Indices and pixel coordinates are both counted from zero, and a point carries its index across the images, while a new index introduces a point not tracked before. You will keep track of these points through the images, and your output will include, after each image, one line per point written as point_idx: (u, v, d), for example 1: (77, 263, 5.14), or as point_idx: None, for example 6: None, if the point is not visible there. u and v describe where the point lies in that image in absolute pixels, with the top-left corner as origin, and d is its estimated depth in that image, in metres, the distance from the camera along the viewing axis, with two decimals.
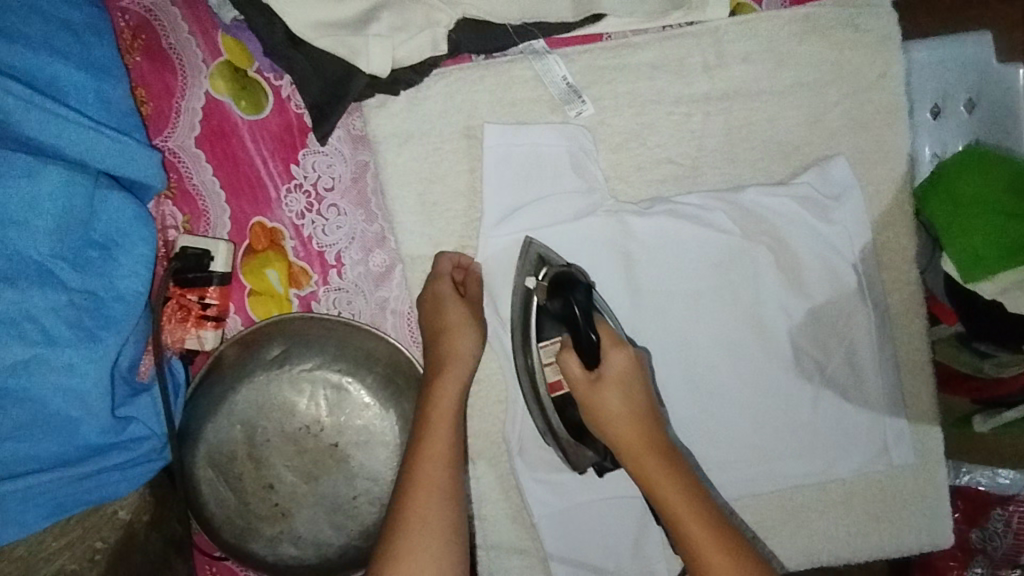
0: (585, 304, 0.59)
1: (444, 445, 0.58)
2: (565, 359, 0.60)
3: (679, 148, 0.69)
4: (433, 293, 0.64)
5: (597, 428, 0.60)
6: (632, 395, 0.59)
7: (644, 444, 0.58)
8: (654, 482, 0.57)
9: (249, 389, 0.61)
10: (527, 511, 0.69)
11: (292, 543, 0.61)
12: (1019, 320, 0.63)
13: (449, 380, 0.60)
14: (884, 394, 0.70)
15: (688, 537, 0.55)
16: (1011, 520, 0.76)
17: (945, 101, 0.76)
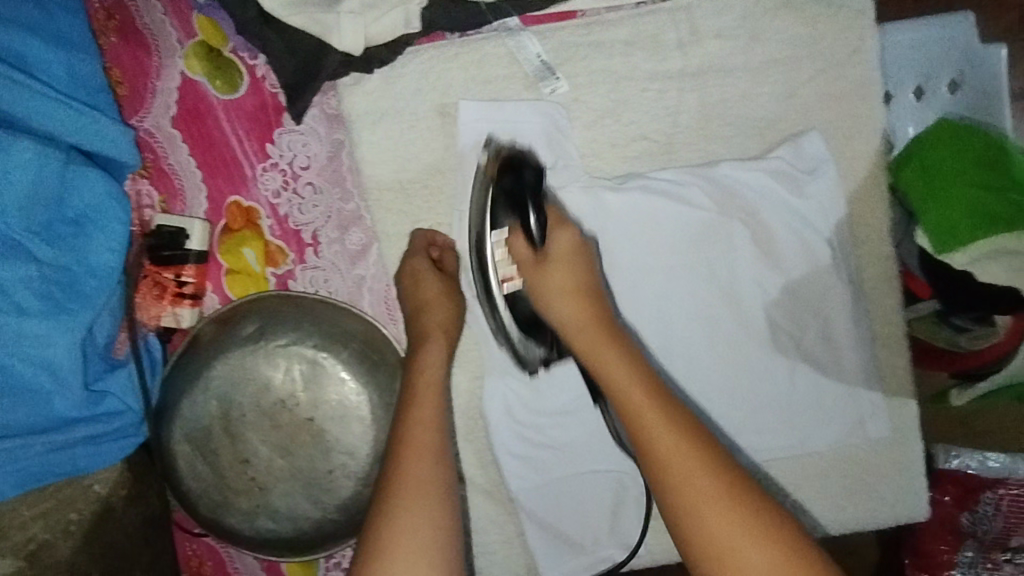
0: (531, 185, 0.61)
1: (434, 411, 0.56)
2: (513, 242, 0.59)
3: (654, 125, 0.69)
4: (411, 269, 0.65)
5: (542, 305, 0.56)
6: (583, 281, 0.56)
7: (598, 329, 0.54)
8: (605, 369, 0.52)
9: (225, 365, 0.62)
10: (504, 485, 0.70)
11: (269, 516, 0.62)
12: (991, 291, 0.63)
13: (433, 348, 0.60)
14: (860, 368, 0.71)
15: (642, 427, 0.49)
16: (1001, 504, 0.71)
17: (927, 82, 0.79)
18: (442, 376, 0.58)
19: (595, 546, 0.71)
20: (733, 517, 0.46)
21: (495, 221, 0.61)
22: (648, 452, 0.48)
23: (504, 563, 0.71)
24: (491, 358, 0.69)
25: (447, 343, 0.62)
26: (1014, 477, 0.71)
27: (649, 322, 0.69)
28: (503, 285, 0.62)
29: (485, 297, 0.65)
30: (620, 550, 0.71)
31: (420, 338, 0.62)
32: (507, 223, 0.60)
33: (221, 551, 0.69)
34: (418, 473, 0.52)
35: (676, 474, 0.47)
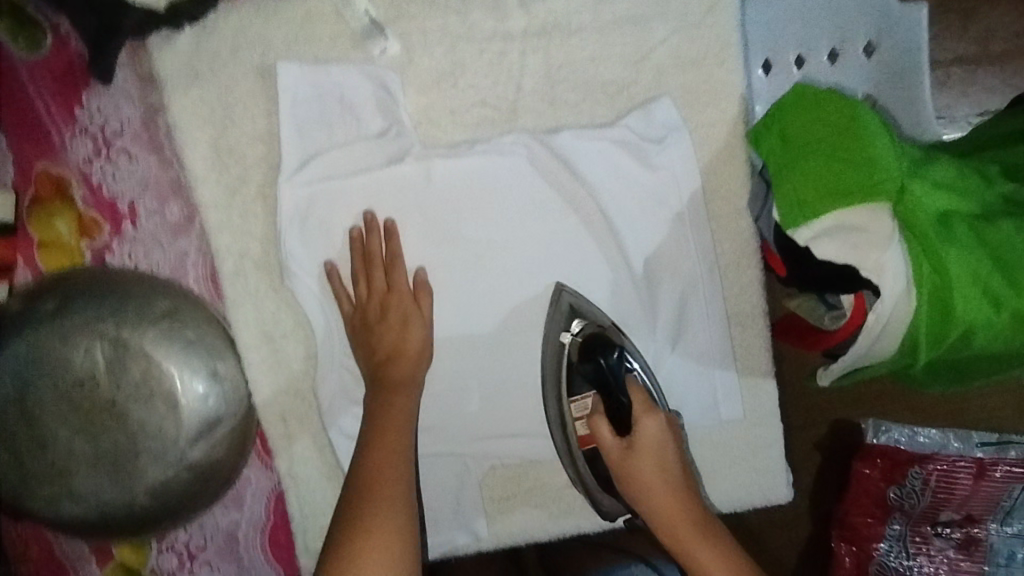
0: (618, 367, 0.64)
1: (400, 454, 0.60)
2: (596, 426, 0.63)
3: (495, 90, 0.66)
4: (400, 312, 0.63)
5: (630, 496, 0.62)
6: (671, 481, 0.61)
7: (682, 519, 0.60)
8: (689, 548, 0.59)
9: (20, 344, 0.59)
10: (340, 470, 0.68)
11: (72, 501, 0.60)
12: (830, 269, 0.60)
13: (401, 397, 0.62)
14: (713, 348, 0.69)
15: (691, 555, 0.59)
16: (927, 478, 0.82)
17: (843, 45, 0.71)
18: (411, 429, 0.61)
19: (438, 530, 0.69)
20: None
21: (575, 387, 0.66)
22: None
23: None
24: (322, 336, 0.66)
25: (411, 389, 0.62)
26: (937, 453, 0.83)
27: (490, 293, 0.66)
28: (581, 443, 0.67)
29: (551, 387, 0.66)
30: (464, 534, 0.70)
31: (392, 386, 0.62)
32: (586, 393, 0.65)
33: (45, 534, 0.67)
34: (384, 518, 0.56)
35: None
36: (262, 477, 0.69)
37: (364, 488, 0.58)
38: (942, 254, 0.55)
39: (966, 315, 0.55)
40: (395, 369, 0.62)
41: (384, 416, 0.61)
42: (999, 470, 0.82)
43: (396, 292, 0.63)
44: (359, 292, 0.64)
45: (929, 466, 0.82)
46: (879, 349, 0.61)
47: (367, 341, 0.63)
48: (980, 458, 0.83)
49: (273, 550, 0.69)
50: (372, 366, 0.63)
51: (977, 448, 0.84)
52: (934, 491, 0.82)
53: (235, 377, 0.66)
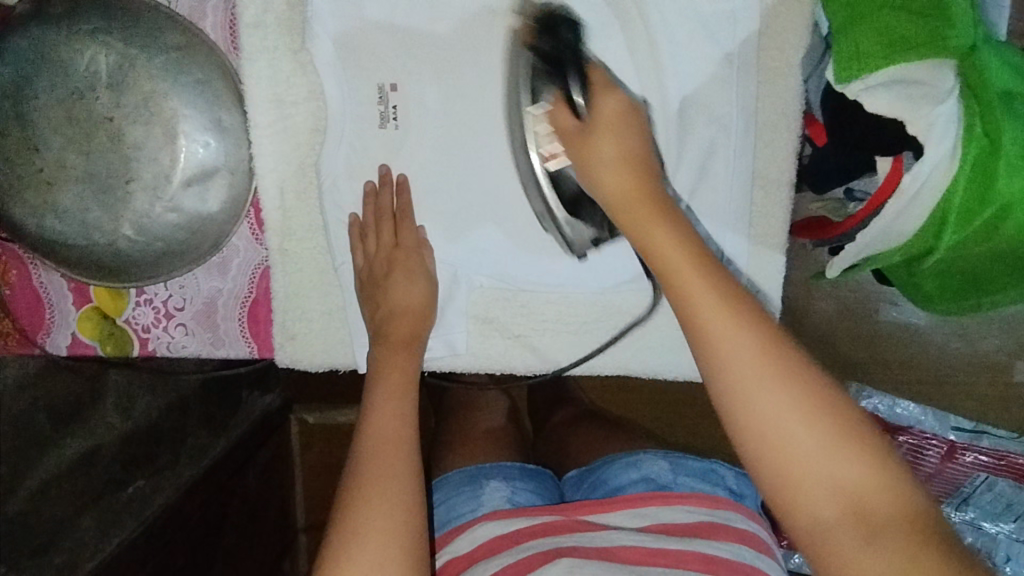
0: (571, 43, 0.60)
1: (400, 408, 0.57)
2: (556, 112, 0.56)
3: None
4: (406, 265, 0.64)
5: (593, 182, 0.55)
6: (626, 149, 0.55)
7: (640, 197, 0.52)
8: (646, 229, 0.50)
9: (27, 42, 0.56)
10: (330, 255, 0.67)
11: (56, 216, 0.58)
12: (869, 120, 0.57)
13: (404, 356, 0.62)
14: (730, 208, 0.66)
15: (675, 290, 0.46)
16: (897, 449, 0.86)
17: None
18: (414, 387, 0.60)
19: None
20: (790, 398, 0.41)
21: (537, 92, 0.59)
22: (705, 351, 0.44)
23: (321, 334, 0.69)
24: (334, 111, 0.63)
25: (415, 347, 0.63)
26: (913, 426, 0.87)
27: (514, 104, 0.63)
28: (546, 160, 0.60)
29: (531, 179, 0.62)
30: (442, 347, 0.69)
31: (394, 344, 0.62)
32: (550, 95, 0.58)
33: (27, 260, 0.66)
34: (384, 494, 0.50)
35: (751, 394, 0.42)
36: (251, 248, 0.67)
37: (363, 461, 0.53)
38: (1002, 122, 0.52)
39: (1009, 189, 0.53)
40: (402, 326, 0.63)
41: (386, 368, 0.60)
42: (970, 455, 0.85)
43: (403, 247, 0.64)
44: (370, 248, 0.65)
45: (900, 437, 0.87)
46: (904, 224, 0.58)
47: (378, 296, 0.64)
48: (952, 440, 0.86)
49: (250, 326, 0.69)
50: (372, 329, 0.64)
51: (951, 430, 0.86)
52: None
53: (238, 132, 0.63)
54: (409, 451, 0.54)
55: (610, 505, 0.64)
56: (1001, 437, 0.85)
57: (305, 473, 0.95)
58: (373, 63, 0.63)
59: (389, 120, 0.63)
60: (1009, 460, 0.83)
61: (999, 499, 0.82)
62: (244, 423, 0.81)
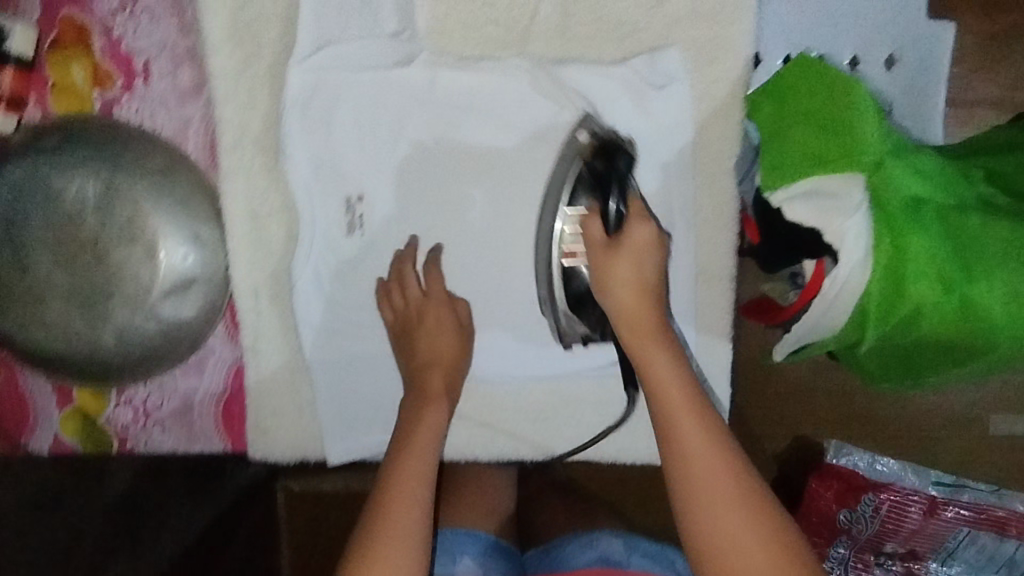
0: (617, 169, 0.66)
1: (422, 468, 0.63)
2: (587, 222, 0.63)
3: (510, 10, 0.67)
4: (434, 317, 0.68)
5: (604, 292, 0.61)
6: (640, 270, 0.61)
7: (643, 315, 0.60)
8: (646, 356, 0.59)
9: (18, 170, 0.62)
10: (301, 354, 0.70)
11: (41, 328, 0.63)
12: (799, 232, 0.61)
13: (438, 406, 0.67)
14: (675, 300, 0.71)
15: (648, 379, 0.58)
16: (879, 506, 0.86)
17: (865, 56, 0.79)
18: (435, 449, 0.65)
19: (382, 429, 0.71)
20: (722, 484, 0.53)
21: (576, 196, 0.65)
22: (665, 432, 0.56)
23: (291, 427, 0.72)
24: (304, 222, 0.68)
25: (450, 397, 0.68)
26: (893, 483, 0.87)
27: (474, 214, 0.68)
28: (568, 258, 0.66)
29: (559, 179, 0.67)
30: None
31: (430, 394, 0.67)
32: (585, 203, 0.64)
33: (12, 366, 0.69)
34: (397, 552, 0.58)
35: (696, 482, 0.53)
36: (226, 348, 0.71)
37: (375, 520, 0.59)
38: (905, 232, 0.58)
39: (917, 293, 0.58)
40: (434, 378, 0.68)
41: (416, 424, 0.66)
42: (950, 510, 0.85)
43: (433, 301, 0.69)
44: (397, 303, 0.69)
45: (882, 494, 0.86)
46: (833, 316, 0.62)
47: (406, 347, 0.69)
48: (933, 495, 0.86)
49: (224, 422, 0.72)
50: (410, 371, 0.69)
51: (931, 484, 0.87)
52: (883, 520, 0.86)
53: (215, 244, 0.68)
54: (418, 507, 0.61)
55: None
56: (981, 491, 0.86)
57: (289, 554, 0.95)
58: (342, 179, 0.68)
59: (356, 228, 0.69)
60: (989, 513, 0.85)
61: (981, 550, 0.84)
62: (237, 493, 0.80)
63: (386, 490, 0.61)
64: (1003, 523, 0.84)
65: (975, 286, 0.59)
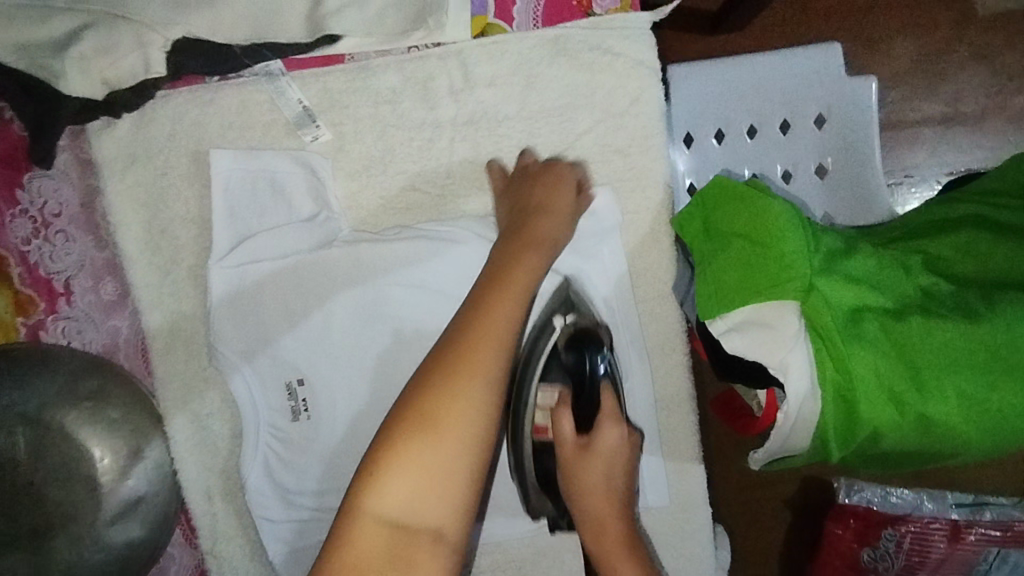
0: (592, 363, 0.67)
1: (515, 303, 0.54)
2: (560, 420, 0.64)
3: (425, 175, 0.69)
4: (550, 181, 0.65)
5: (573, 494, 0.63)
6: (608, 471, 0.64)
7: (607, 521, 0.62)
8: (608, 551, 0.61)
9: None
10: (263, 549, 0.68)
11: None
12: (737, 362, 0.61)
13: (532, 254, 0.58)
14: (639, 431, 0.70)
15: (603, 556, 0.61)
16: (900, 540, 0.83)
17: (795, 117, 0.81)
18: (534, 286, 0.57)
19: None
20: None
21: (549, 378, 0.66)
22: (591, 527, 0.63)
23: None
24: (247, 413, 0.67)
25: (546, 250, 0.60)
26: (910, 514, 0.84)
27: None
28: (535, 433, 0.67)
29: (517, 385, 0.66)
30: None
31: (534, 241, 0.60)
32: (558, 390, 0.66)
33: None
34: (446, 446, 0.46)
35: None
36: (186, 554, 0.69)
37: (469, 321, 0.52)
38: (847, 357, 0.57)
39: (871, 417, 0.57)
40: (540, 222, 0.61)
41: (511, 264, 0.57)
42: (974, 533, 0.82)
43: (550, 171, 0.66)
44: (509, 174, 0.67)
45: (901, 528, 0.83)
46: (793, 444, 0.60)
47: (514, 201, 0.64)
48: (955, 520, 0.83)
49: None
50: (514, 216, 0.63)
51: (951, 509, 0.84)
52: (908, 554, 0.83)
53: (160, 452, 0.67)
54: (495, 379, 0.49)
55: None
56: (1003, 507, 0.83)
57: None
58: (280, 364, 0.67)
59: (301, 412, 0.67)
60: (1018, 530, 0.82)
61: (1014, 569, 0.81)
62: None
63: (484, 296, 0.53)
64: None
65: (929, 400, 0.57)
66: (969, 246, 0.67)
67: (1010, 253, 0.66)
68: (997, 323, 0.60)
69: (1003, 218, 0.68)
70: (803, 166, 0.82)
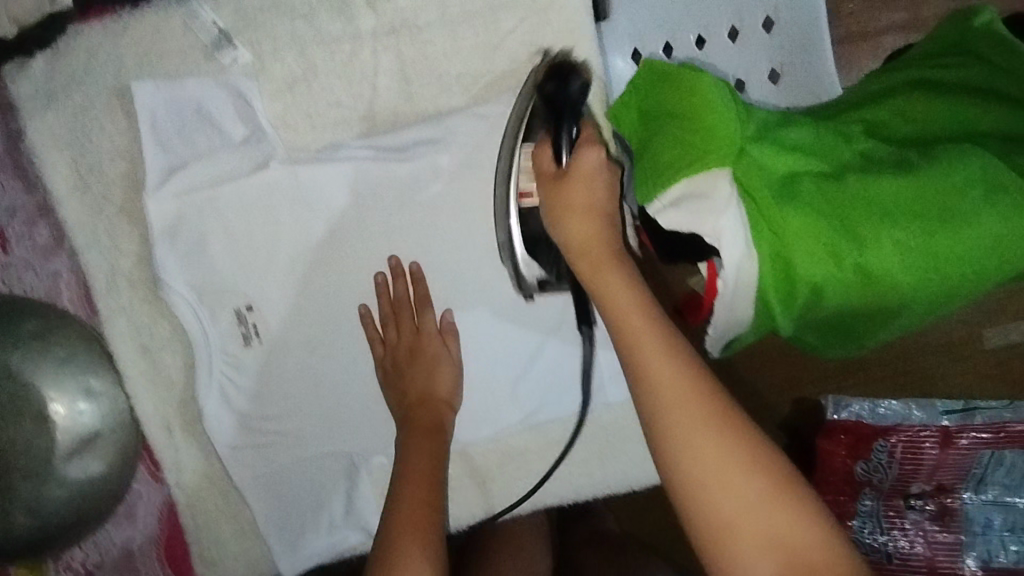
0: (573, 90, 0.60)
1: (426, 491, 0.59)
2: (540, 153, 0.56)
3: (351, 90, 0.67)
4: (430, 354, 0.67)
5: (555, 223, 0.53)
6: (594, 185, 0.52)
7: (599, 245, 0.51)
8: (601, 282, 0.50)
9: None
10: (229, 477, 0.69)
11: None
12: (671, 235, 0.61)
13: (432, 440, 0.64)
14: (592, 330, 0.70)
15: (634, 349, 0.46)
16: (892, 451, 0.87)
17: (742, 23, 0.78)
18: (440, 472, 0.62)
19: (331, 530, 0.70)
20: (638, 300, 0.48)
21: (531, 131, 0.59)
22: (619, 328, 0.48)
23: (240, 552, 0.70)
24: (198, 344, 0.67)
25: (442, 433, 0.65)
26: (899, 425, 0.87)
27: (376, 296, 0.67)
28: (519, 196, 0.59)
29: (508, 250, 0.63)
30: (358, 532, 0.70)
31: (423, 430, 0.64)
32: (540, 133, 0.58)
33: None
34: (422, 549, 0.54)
35: (652, 369, 0.45)
36: (152, 489, 0.69)
37: (395, 527, 0.55)
38: (781, 215, 0.56)
39: (808, 273, 0.57)
40: (427, 414, 0.65)
41: (411, 453, 0.62)
42: (966, 437, 0.85)
43: (427, 334, 0.67)
44: (389, 335, 0.67)
45: (891, 438, 0.87)
46: (736, 314, 0.61)
47: (399, 384, 0.66)
48: (945, 426, 0.86)
49: (171, 564, 0.70)
50: (404, 410, 0.66)
51: (942, 416, 0.86)
52: (900, 463, 0.87)
53: (112, 393, 0.67)
54: (434, 529, 0.56)
55: None
56: (994, 409, 0.84)
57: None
58: (226, 293, 0.66)
59: (252, 337, 0.67)
60: (1008, 430, 0.84)
61: (1012, 469, 0.83)
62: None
63: (404, 464, 0.61)
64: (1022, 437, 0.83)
65: (868, 249, 0.57)
66: (909, 108, 0.66)
67: (949, 109, 0.65)
68: (934, 171, 0.59)
69: (944, 76, 0.67)
70: (757, 75, 0.79)
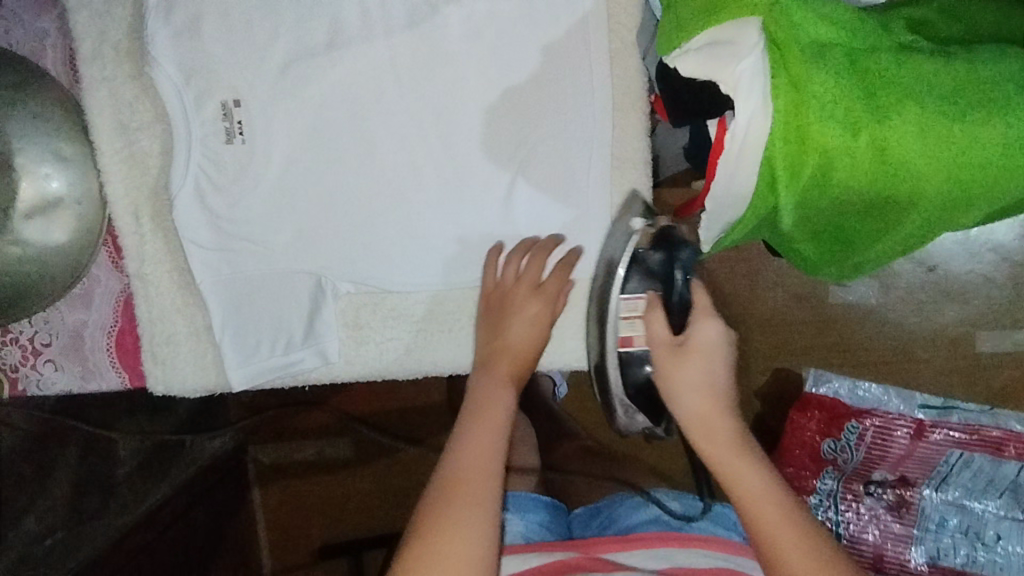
0: (685, 264, 0.63)
1: (491, 445, 0.54)
2: (653, 323, 0.59)
3: None
4: (537, 308, 0.64)
5: (670, 397, 0.56)
6: (710, 376, 0.55)
7: (721, 426, 0.53)
8: (728, 464, 0.51)
9: None
10: (192, 276, 0.66)
11: None
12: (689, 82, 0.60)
13: (507, 387, 0.59)
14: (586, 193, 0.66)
15: (750, 515, 0.49)
16: (864, 435, 0.88)
17: None
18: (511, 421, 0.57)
19: (288, 350, 0.68)
20: (761, 474, 0.50)
21: (634, 284, 0.63)
22: (729, 480, 0.50)
23: (192, 358, 0.68)
24: (177, 131, 0.64)
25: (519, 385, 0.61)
26: (874, 410, 0.88)
27: (372, 115, 0.64)
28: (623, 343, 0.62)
29: (598, 323, 0.65)
30: (314, 356, 0.68)
31: (499, 376, 0.60)
32: (647, 290, 0.62)
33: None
34: (473, 505, 0.50)
35: (752, 496, 0.49)
36: (112, 278, 0.68)
37: (452, 479, 0.51)
38: (805, 74, 0.53)
39: (822, 138, 0.53)
40: (510, 362, 0.62)
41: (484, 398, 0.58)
42: (939, 433, 0.86)
43: (543, 288, 0.64)
44: (506, 272, 0.65)
45: (865, 421, 0.88)
46: (740, 183, 0.58)
47: (496, 325, 0.64)
48: (920, 418, 0.87)
49: (120, 355, 0.68)
50: (489, 351, 0.63)
51: (919, 409, 0.87)
52: (869, 447, 0.88)
53: (83, 163, 0.64)
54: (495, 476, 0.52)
55: (626, 543, 0.60)
56: (972, 411, 0.86)
57: (267, 516, 0.98)
58: (214, 83, 0.63)
59: (235, 135, 0.64)
60: (982, 434, 0.85)
61: (978, 474, 0.84)
62: (165, 430, 0.87)
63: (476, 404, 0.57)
64: (996, 444, 0.84)
65: (889, 123, 0.53)
66: (956, 10, 0.62)
67: (992, 13, 0.61)
68: (971, 58, 0.55)
69: None
70: None
